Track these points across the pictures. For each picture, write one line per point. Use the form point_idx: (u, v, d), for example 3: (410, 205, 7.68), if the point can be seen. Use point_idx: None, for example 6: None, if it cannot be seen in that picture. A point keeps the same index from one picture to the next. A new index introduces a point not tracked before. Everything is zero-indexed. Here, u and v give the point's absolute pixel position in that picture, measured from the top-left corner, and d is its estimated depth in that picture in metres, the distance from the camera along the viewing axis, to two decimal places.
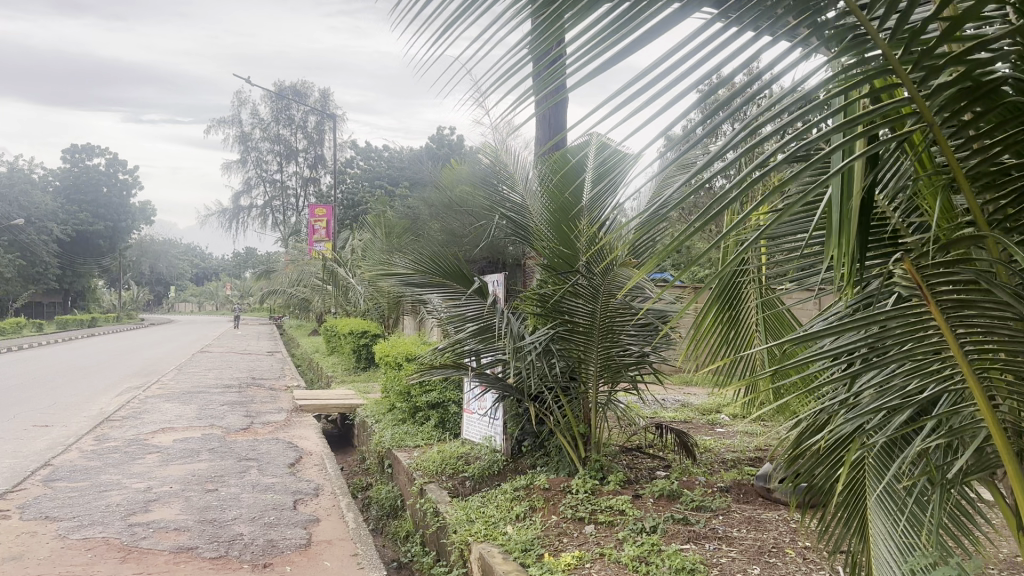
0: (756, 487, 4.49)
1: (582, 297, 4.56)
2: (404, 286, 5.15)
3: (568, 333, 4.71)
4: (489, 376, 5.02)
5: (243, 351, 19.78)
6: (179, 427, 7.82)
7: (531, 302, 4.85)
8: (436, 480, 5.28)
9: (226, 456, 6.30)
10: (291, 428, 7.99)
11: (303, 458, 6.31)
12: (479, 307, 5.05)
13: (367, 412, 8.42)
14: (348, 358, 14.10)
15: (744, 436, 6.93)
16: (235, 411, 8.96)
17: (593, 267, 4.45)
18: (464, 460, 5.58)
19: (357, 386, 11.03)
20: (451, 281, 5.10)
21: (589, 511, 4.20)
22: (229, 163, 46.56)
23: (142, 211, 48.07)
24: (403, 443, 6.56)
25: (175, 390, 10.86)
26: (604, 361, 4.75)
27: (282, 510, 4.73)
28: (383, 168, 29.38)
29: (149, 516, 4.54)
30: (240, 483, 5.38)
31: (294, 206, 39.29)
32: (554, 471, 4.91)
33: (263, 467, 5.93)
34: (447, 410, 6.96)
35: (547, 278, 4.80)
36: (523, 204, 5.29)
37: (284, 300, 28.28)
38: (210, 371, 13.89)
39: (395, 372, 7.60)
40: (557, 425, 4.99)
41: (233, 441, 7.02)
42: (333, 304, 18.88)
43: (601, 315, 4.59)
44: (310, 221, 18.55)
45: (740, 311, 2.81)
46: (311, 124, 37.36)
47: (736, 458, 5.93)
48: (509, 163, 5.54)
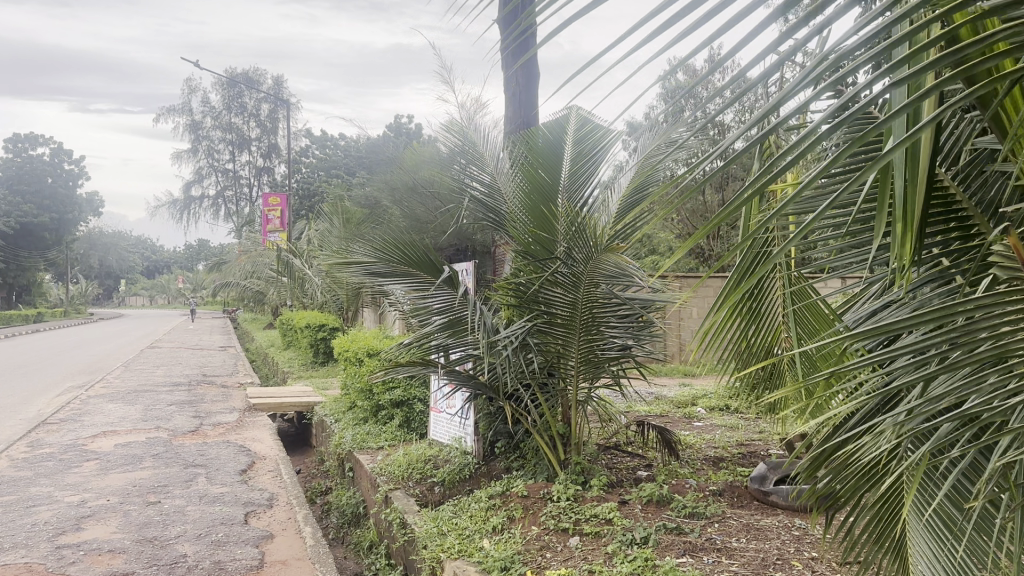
0: (751, 490, 4.16)
1: (562, 286, 4.18)
2: (364, 276, 4.70)
3: (547, 327, 4.32)
4: (459, 374, 4.61)
5: (194, 346, 19.08)
6: (122, 429, 7.28)
7: (505, 292, 4.46)
8: (402, 486, 4.86)
9: (172, 462, 5.80)
10: (244, 429, 7.49)
11: (256, 464, 5.84)
12: (449, 298, 4.59)
13: (326, 409, 7.97)
14: (305, 352, 13.56)
15: (724, 431, 6.64)
16: (183, 411, 8.42)
17: (575, 253, 4.06)
18: (433, 463, 5.17)
19: (315, 382, 10.56)
20: (419, 270, 4.64)
21: (572, 521, 3.81)
22: (180, 153, 45.21)
23: (89, 203, 46.63)
24: (365, 444, 6.12)
25: (119, 389, 10.26)
26: (585, 355, 4.36)
27: (231, 526, 4.27)
28: (339, 157, 28.65)
29: (80, 536, 4.04)
30: (185, 494, 4.90)
31: (247, 196, 38.33)
32: (531, 477, 4.51)
33: (212, 475, 5.45)
34: (413, 408, 6.52)
35: (523, 267, 4.42)
36: (494, 186, 4.92)
37: (238, 293, 27.45)
38: (159, 368, 13.24)
39: (356, 368, 7.15)
40: (533, 426, 4.60)
41: (180, 445, 6.51)
42: (288, 296, 18.29)
43: (583, 306, 4.21)
44: (263, 210, 17.98)
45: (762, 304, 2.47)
46: (265, 112, 36.49)
47: (719, 457, 5.61)
48: (480, 144, 5.11)
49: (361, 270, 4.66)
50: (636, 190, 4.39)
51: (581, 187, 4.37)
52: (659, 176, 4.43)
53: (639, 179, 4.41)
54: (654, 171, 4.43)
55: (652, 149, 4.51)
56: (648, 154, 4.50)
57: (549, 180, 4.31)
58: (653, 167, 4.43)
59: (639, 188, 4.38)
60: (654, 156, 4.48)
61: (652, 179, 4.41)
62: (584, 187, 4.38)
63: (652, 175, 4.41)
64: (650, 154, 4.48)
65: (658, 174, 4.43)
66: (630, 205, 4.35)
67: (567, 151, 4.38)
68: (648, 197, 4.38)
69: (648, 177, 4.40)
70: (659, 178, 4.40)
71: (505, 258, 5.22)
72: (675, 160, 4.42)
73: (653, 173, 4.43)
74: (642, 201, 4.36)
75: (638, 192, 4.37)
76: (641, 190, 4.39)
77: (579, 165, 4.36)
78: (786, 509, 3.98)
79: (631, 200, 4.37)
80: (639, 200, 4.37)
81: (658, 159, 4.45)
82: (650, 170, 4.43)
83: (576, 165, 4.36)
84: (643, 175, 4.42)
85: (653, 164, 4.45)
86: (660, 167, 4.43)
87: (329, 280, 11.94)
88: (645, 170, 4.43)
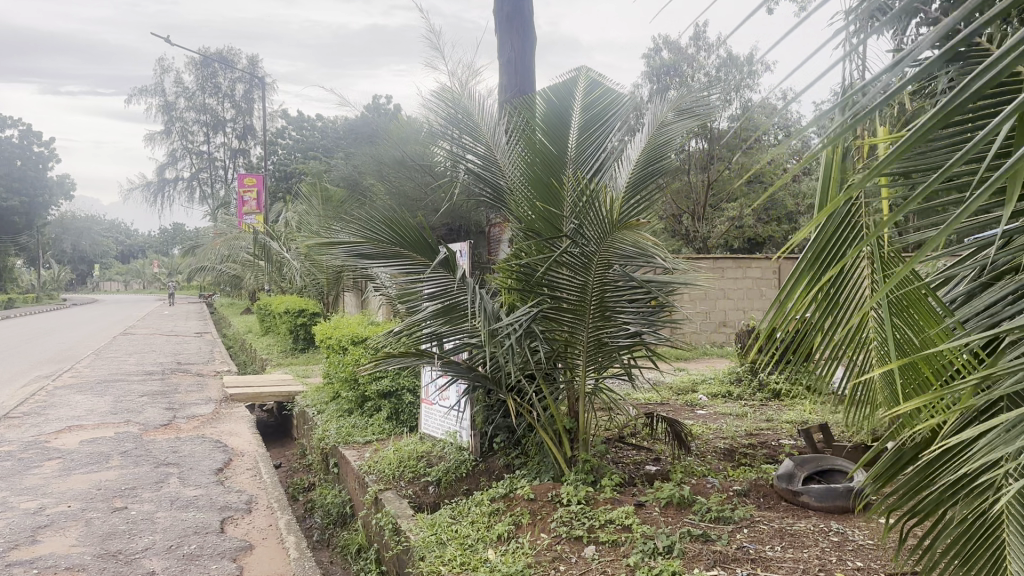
0: (778, 489, 3.80)
1: (570, 267, 3.78)
2: (350, 258, 4.26)
3: (554, 313, 3.92)
4: (456, 364, 4.22)
5: (168, 332, 18.50)
6: (88, 424, 6.79)
7: (507, 274, 4.06)
8: (393, 486, 4.46)
9: (142, 461, 5.36)
10: (221, 422, 7.05)
11: (233, 462, 5.41)
12: (444, 282, 4.18)
13: (308, 399, 7.55)
14: (284, 339, 13.09)
15: (729, 420, 6.30)
16: (155, 403, 7.93)
17: (585, 230, 3.66)
18: (426, 460, 4.78)
19: (296, 370, 10.11)
20: (412, 252, 4.22)
21: (587, 528, 3.42)
22: (153, 134, 44.14)
23: (60, 186, 45.57)
24: (351, 439, 5.72)
25: (88, 379, 9.74)
26: (595, 341, 3.98)
27: (205, 536, 3.86)
28: (317, 138, 27.96)
29: (35, 551, 3.61)
30: (156, 498, 4.47)
31: (222, 177, 37.50)
32: (536, 477, 4.12)
33: (184, 475, 5.01)
34: (401, 400, 6.09)
35: (528, 247, 4.02)
36: (493, 158, 4.52)
37: (215, 276, 26.82)
38: (131, 356, 12.71)
39: (339, 356, 6.73)
40: (538, 421, 4.22)
41: (151, 442, 6.06)
42: (266, 280, 17.74)
43: (593, 289, 3.81)
44: (239, 190, 17.43)
45: (842, 292, 2.07)
46: (239, 92, 35.64)
47: (731, 451, 5.27)
48: (475, 112, 4.67)
49: (346, 252, 4.22)
50: (650, 159, 4.03)
51: (590, 156, 4.00)
52: (674, 145, 4.07)
53: (653, 147, 4.05)
54: (669, 140, 4.08)
55: (666, 115, 4.14)
56: (662, 121, 4.14)
57: (555, 150, 3.92)
58: (668, 135, 4.08)
59: (653, 157, 4.02)
60: (669, 124, 4.12)
61: (667, 148, 4.05)
62: (594, 157, 4.01)
63: (666, 144, 4.06)
64: (663, 121, 4.12)
65: (673, 143, 4.08)
66: (643, 176, 3.98)
67: (575, 117, 3.99)
68: (663, 167, 4.02)
69: (663, 146, 4.05)
70: (673, 147, 4.05)
71: (502, 238, 4.86)
72: (691, 127, 4.07)
73: (668, 142, 4.07)
74: (657, 172, 4.00)
75: (651, 162, 4.01)
76: (655, 159, 4.03)
77: (586, 133, 3.99)
78: (820, 511, 3.63)
79: (645, 170, 4.01)
80: (653, 171, 4.01)
81: (673, 127, 4.10)
82: (665, 139, 4.07)
83: (584, 133, 3.98)
84: (657, 144, 4.05)
85: (667, 131, 4.10)
86: (676, 136, 4.08)
87: (309, 264, 11.45)
88: (660, 139, 4.06)
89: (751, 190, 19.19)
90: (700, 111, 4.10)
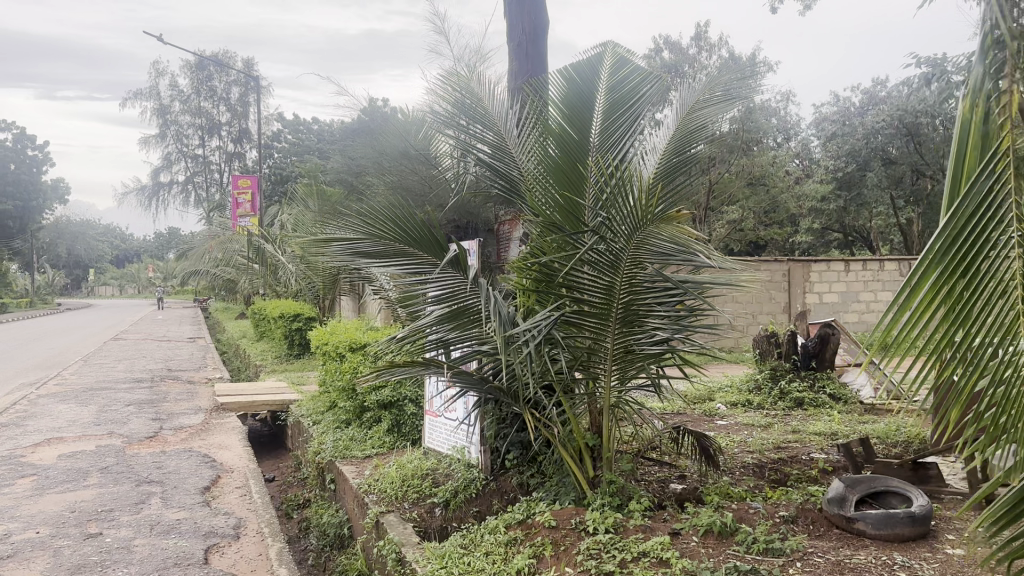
0: (829, 515, 3.41)
1: (596, 266, 3.37)
2: (350, 258, 3.83)
3: (577, 318, 3.51)
4: (466, 375, 3.81)
5: (161, 337, 18.02)
6: (68, 437, 6.35)
7: (524, 274, 3.66)
8: (396, 508, 4.04)
9: (122, 479, 4.93)
10: (210, 434, 6.62)
11: (221, 479, 4.99)
12: (454, 284, 3.76)
13: (303, 409, 7.14)
14: (278, 345, 12.65)
15: (754, 431, 5.89)
16: (142, 414, 7.50)
17: (615, 223, 3.24)
18: (432, 477, 4.37)
19: (291, 377, 9.67)
20: (419, 250, 3.82)
21: (619, 561, 2.99)
22: (148, 138, 43.63)
23: (54, 190, 44.97)
24: (349, 453, 5.31)
25: (74, 388, 9.30)
26: (621, 349, 3.58)
27: (187, 568, 3.44)
28: (312, 140, 27.62)
29: None
30: (133, 523, 4.05)
31: (217, 181, 37.03)
32: (555, 499, 3.71)
33: (167, 495, 4.59)
34: (403, 411, 5.68)
35: (548, 246, 3.62)
36: (506, 148, 4.13)
37: (209, 280, 26.37)
38: (121, 362, 12.26)
39: (336, 364, 6.32)
40: (556, 438, 3.81)
41: (134, 456, 5.63)
42: (261, 284, 17.30)
43: (620, 291, 3.41)
44: (234, 191, 17.04)
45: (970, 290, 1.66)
46: (235, 95, 35.22)
47: (761, 468, 4.87)
48: (485, 97, 4.26)
49: (346, 251, 3.80)
50: (680, 149, 3.75)
51: (618, 143, 3.62)
52: (706, 132, 3.78)
53: (684, 136, 3.76)
54: (702, 127, 3.78)
55: (697, 99, 3.83)
56: (693, 105, 3.83)
57: (577, 136, 3.54)
58: (700, 122, 3.77)
59: (685, 147, 3.75)
60: (702, 108, 3.81)
61: (699, 137, 3.76)
62: (623, 145, 3.63)
63: (699, 132, 3.77)
64: (695, 106, 3.81)
65: (706, 130, 3.79)
66: (673, 166, 3.72)
67: (601, 100, 3.60)
68: (695, 157, 3.74)
69: (694, 134, 3.76)
70: (706, 136, 3.76)
71: (514, 238, 4.48)
72: (725, 114, 3.78)
73: (700, 129, 3.77)
74: (689, 163, 3.74)
75: (682, 152, 3.74)
76: (686, 149, 3.76)
77: (613, 119, 3.60)
78: (878, 540, 3.24)
79: (676, 161, 3.73)
80: (685, 160, 3.74)
81: (705, 113, 3.79)
82: (697, 126, 3.78)
83: (611, 119, 3.60)
84: (688, 131, 3.76)
85: (699, 118, 3.79)
86: (708, 122, 3.78)
87: (305, 267, 11.03)
88: (692, 126, 3.76)
89: (755, 191, 18.88)
90: (734, 96, 3.80)
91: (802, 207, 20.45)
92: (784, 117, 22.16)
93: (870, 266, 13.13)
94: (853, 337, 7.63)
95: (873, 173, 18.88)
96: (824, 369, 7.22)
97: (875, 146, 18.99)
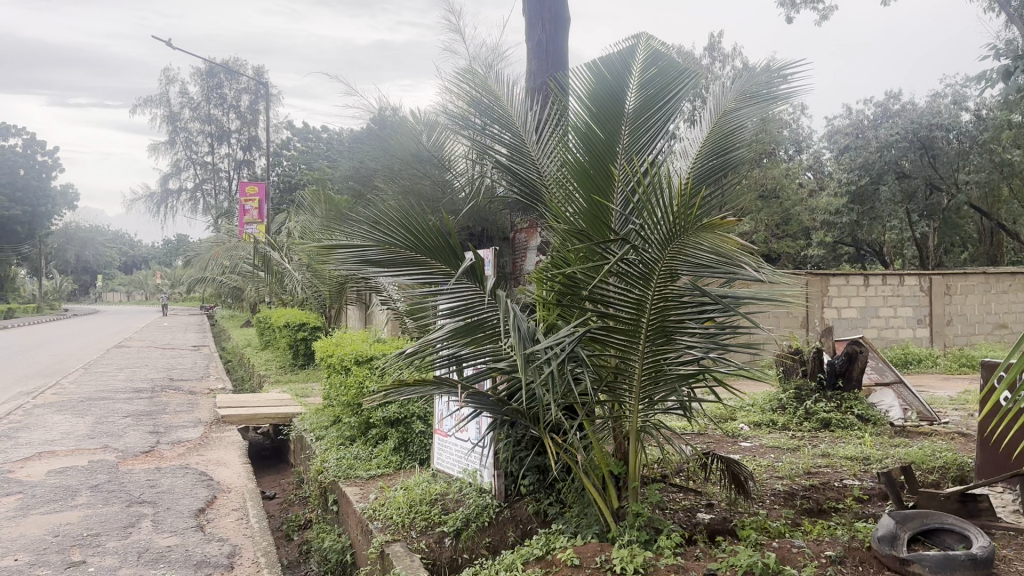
0: (880, 556, 3.09)
1: (625, 280, 3.06)
2: (357, 266, 3.54)
3: (603, 335, 3.21)
4: (482, 397, 3.51)
5: (165, 345, 17.74)
6: (60, 451, 6.07)
7: (545, 287, 3.36)
8: (403, 537, 3.74)
9: (113, 499, 4.64)
10: (208, 449, 6.32)
11: (217, 500, 4.70)
12: (468, 296, 3.46)
13: (306, 423, 6.84)
14: (283, 354, 12.35)
15: (782, 455, 5.57)
16: (140, 426, 7.20)
17: (649, 233, 2.92)
18: (442, 502, 4.06)
19: (295, 389, 9.37)
20: (432, 258, 3.52)
21: None
22: (157, 145, 43.53)
23: (66, 196, 45.00)
24: (353, 473, 5.01)
25: (72, 397, 9.02)
26: (650, 369, 3.27)
27: None
28: (321, 149, 27.42)
29: None
30: (119, 550, 3.75)
31: (226, 188, 36.85)
32: (577, 533, 3.42)
33: (159, 518, 4.30)
34: (411, 428, 5.38)
35: (572, 255, 3.31)
36: (525, 151, 3.84)
37: (214, 286, 26.10)
38: (122, 371, 11.99)
39: (341, 378, 6.02)
40: (577, 465, 3.51)
41: (127, 473, 5.34)
42: (266, 292, 17.03)
43: (651, 307, 3.10)
44: (240, 199, 16.79)
45: None
46: (244, 103, 35.05)
47: (792, 497, 4.56)
48: (504, 96, 3.97)
49: (353, 259, 3.50)
50: (715, 152, 3.49)
51: (649, 145, 3.35)
52: (743, 134, 3.50)
53: (719, 138, 3.50)
54: (739, 128, 3.50)
55: (734, 98, 3.55)
56: (729, 105, 3.54)
57: (604, 139, 3.26)
58: (737, 123, 3.49)
59: (720, 151, 3.48)
60: (739, 108, 3.53)
61: (736, 139, 3.50)
62: (653, 145, 3.36)
63: (735, 134, 3.49)
64: (733, 106, 3.52)
65: (744, 131, 3.50)
66: (707, 170, 3.46)
67: (631, 99, 3.31)
68: (731, 161, 3.48)
69: (730, 137, 3.49)
70: (743, 138, 3.49)
71: (534, 248, 4.20)
72: (764, 114, 3.49)
73: (737, 131, 3.50)
74: (723, 168, 3.48)
75: (716, 156, 3.48)
76: (721, 152, 3.49)
77: (644, 118, 3.32)
78: None
79: (709, 166, 3.47)
80: (720, 164, 3.47)
81: (743, 113, 3.51)
82: (734, 128, 3.50)
83: (642, 118, 3.32)
84: (724, 133, 3.49)
85: (736, 119, 3.51)
86: (746, 124, 3.50)
87: (311, 275, 10.74)
88: (728, 128, 3.49)
89: (768, 203, 18.52)
90: (777, 93, 3.50)
91: (815, 221, 20.12)
92: (797, 129, 21.83)
93: (889, 281, 12.78)
94: (880, 355, 7.29)
95: (887, 187, 18.67)
96: (852, 388, 6.86)
97: (889, 160, 18.82)
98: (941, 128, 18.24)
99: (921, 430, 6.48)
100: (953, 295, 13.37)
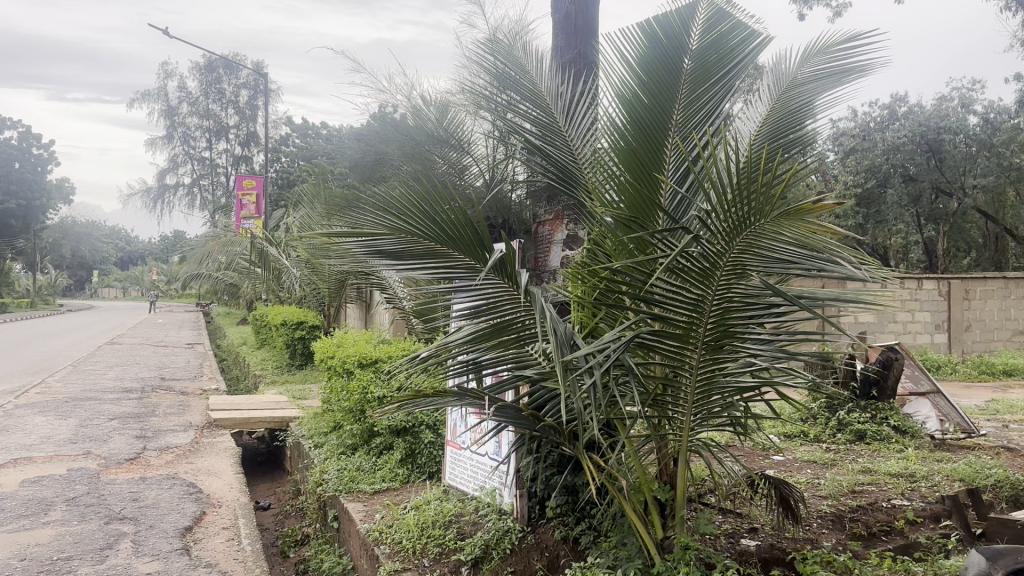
0: None
1: (683, 276, 2.61)
2: (366, 257, 3.10)
3: (652, 340, 2.78)
4: (509, 410, 3.06)
5: (159, 342, 17.18)
6: (38, 457, 5.62)
7: (584, 284, 2.93)
8: (414, 566, 3.31)
9: (91, 515, 4.20)
10: (198, 457, 5.88)
11: (206, 518, 4.25)
12: (495, 292, 3.03)
13: (304, 429, 6.39)
14: (280, 354, 11.87)
15: (821, 470, 5.14)
16: (127, 431, 6.74)
17: (717, 219, 2.47)
18: (457, 525, 3.63)
19: (291, 390, 8.90)
20: (455, 249, 3.09)
21: None
22: (155, 140, 42.86)
23: (63, 190, 44.45)
24: (355, 487, 4.57)
25: (57, 398, 8.54)
26: (704, 378, 2.83)
27: None
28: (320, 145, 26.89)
29: None
30: None
31: (223, 183, 36.30)
32: (616, 566, 2.98)
33: (141, 538, 3.85)
34: (419, 439, 4.93)
35: (615, 248, 2.86)
36: (559, 129, 3.40)
37: (210, 283, 25.53)
38: (112, 370, 11.48)
39: (341, 381, 5.57)
40: (617, 488, 3.07)
41: (109, 484, 4.90)
42: (263, 289, 16.55)
43: (711, 307, 2.66)
44: (236, 193, 16.29)
45: None
46: (242, 98, 34.55)
47: (841, 519, 4.12)
48: (534, 69, 3.55)
49: (363, 249, 3.06)
50: (780, 129, 3.07)
51: (705, 123, 2.92)
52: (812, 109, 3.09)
53: (785, 114, 3.09)
54: (806, 104, 3.09)
55: (801, 72, 3.15)
56: (794, 80, 3.14)
57: (654, 113, 2.84)
58: (804, 99, 3.08)
59: (784, 128, 3.07)
60: (806, 83, 3.12)
61: (805, 113, 3.08)
62: (709, 123, 2.93)
63: (802, 110, 3.08)
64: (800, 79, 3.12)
65: (812, 107, 3.09)
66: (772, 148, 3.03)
67: (687, 68, 2.88)
68: (798, 139, 3.07)
69: (797, 114, 3.08)
70: (812, 115, 3.07)
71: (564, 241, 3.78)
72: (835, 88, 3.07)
73: (805, 105, 3.08)
74: (788, 148, 3.06)
75: (781, 135, 3.06)
76: (788, 129, 3.07)
77: (701, 91, 2.89)
78: None
79: (773, 145, 3.06)
80: (786, 143, 3.06)
81: (811, 89, 3.10)
82: (800, 104, 3.09)
83: (698, 91, 2.89)
84: (790, 108, 3.08)
85: (803, 94, 3.10)
86: (816, 98, 3.08)
87: (309, 270, 10.28)
88: (794, 102, 3.09)
89: None
90: (851, 66, 3.08)
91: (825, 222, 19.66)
92: None
93: (907, 285, 12.36)
94: (916, 362, 6.85)
95: (894, 190, 18.27)
96: (887, 399, 6.41)
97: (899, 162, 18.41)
98: (950, 131, 17.78)
99: (961, 443, 6.07)
100: (973, 300, 12.93)
